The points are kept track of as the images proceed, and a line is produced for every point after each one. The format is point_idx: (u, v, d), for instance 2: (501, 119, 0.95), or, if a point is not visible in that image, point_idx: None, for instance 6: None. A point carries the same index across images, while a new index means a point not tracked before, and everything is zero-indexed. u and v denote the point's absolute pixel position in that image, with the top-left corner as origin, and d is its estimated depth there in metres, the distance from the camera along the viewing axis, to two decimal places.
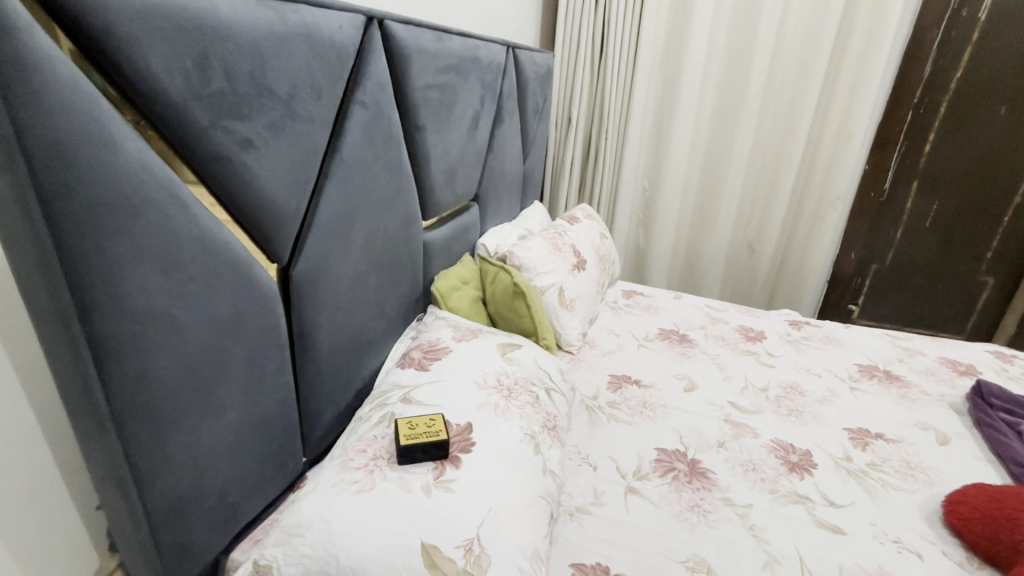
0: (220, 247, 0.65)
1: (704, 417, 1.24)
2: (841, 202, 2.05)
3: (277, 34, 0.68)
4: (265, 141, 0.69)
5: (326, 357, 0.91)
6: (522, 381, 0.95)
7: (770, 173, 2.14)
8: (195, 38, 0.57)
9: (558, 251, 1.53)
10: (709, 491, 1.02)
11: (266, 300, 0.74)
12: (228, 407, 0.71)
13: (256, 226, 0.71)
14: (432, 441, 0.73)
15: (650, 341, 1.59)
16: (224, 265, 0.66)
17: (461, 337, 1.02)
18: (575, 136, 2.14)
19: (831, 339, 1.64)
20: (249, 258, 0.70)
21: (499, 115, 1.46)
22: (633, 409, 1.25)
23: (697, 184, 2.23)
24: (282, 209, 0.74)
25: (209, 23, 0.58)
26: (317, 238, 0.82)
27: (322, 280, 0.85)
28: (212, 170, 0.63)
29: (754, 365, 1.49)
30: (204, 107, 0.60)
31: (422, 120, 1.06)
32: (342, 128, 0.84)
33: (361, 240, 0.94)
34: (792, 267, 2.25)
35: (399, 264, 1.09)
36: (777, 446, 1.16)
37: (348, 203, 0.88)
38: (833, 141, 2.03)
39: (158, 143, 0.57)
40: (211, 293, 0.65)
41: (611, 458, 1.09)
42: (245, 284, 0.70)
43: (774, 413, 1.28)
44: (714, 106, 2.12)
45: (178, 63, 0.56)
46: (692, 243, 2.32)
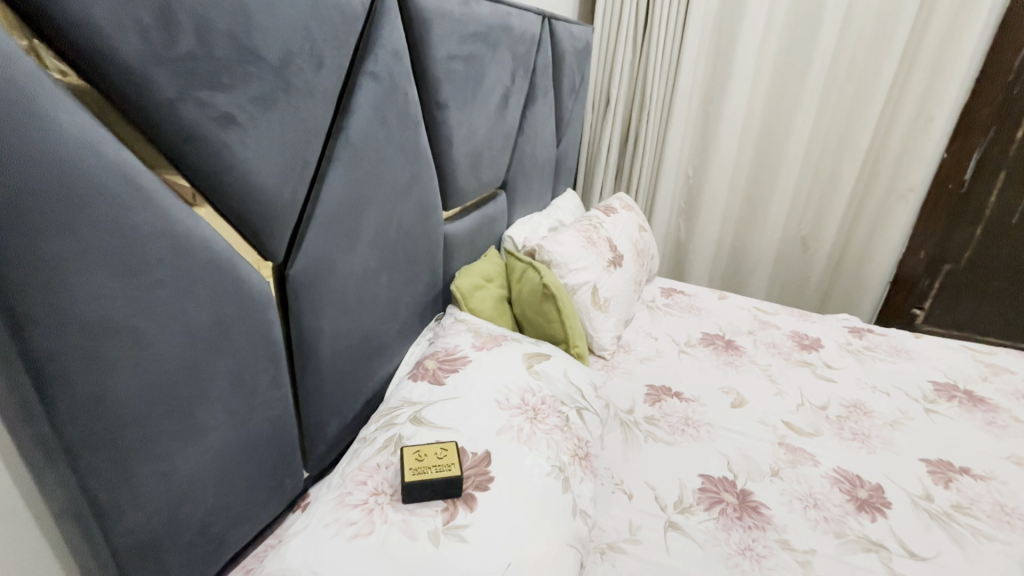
0: (195, 243, 0.54)
1: (755, 439, 1.10)
2: (915, 195, 1.84)
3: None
4: (252, 118, 0.58)
5: (330, 366, 0.81)
6: (550, 400, 0.83)
7: (831, 161, 1.94)
8: None
9: (593, 245, 1.39)
10: (764, 531, 0.88)
11: (257, 305, 0.64)
12: (211, 428, 0.61)
13: (243, 218, 0.60)
14: (444, 478, 0.62)
15: (692, 347, 1.44)
16: (203, 266, 0.56)
17: (482, 345, 0.90)
18: (614, 118, 1.97)
19: (898, 351, 1.46)
20: (234, 256, 0.60)
21: (531, 92, 1.32)
22: (674, 427, 1.12)
23: (747, 171, 2.04)
24: (275, 198, 0.63)
25: None
26: (318, 232, 0.71)
27: (325, 280, 0.75)
28: (184, 151, 0.52)
29: (811, 378, 1.33)
30: (169, 73, 0.49)
31: (445, 97, 0.93)
32: (349, 103, 0.73)
33: (371, 234, 0.83)
34: (850, 265, 2.05)
35: (415, 261, 0.98)
36: (841, 477, 1.01)
37: (356, 191, 0.76)
38: (908, 126, 1.82)
39: (111, 118, 0.47)
40: (185, 299, 0.55)
41: (649, 486, 0.96)
42: (230, 286, 0.60)
43: (836, 437, 1.13)
44: (771, 85, 1.91)
45: (134, 16, 0.45)
46: (738, 237, 2.13)
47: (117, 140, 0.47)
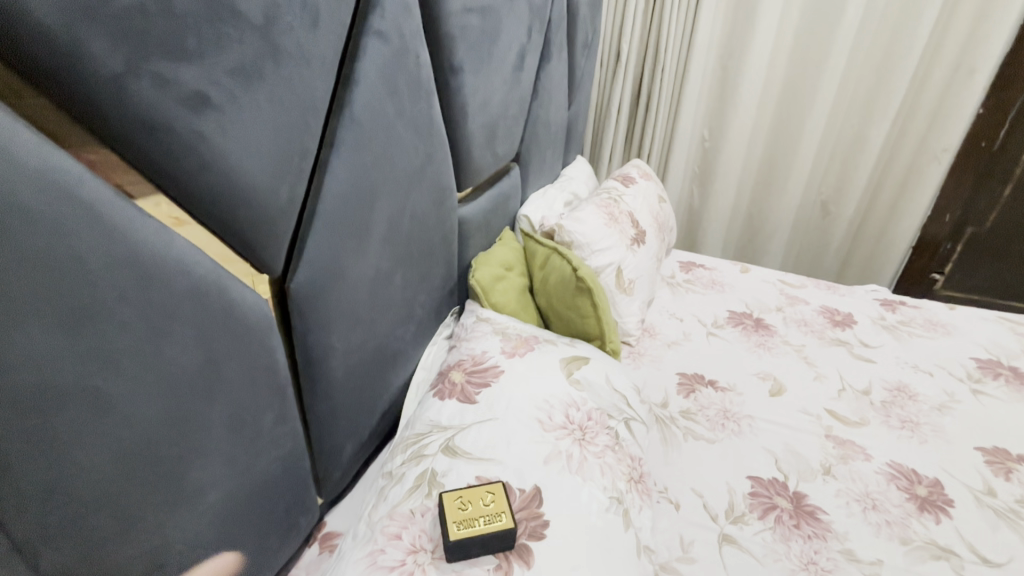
0: (168, 267, 0.41)
1: (800, 432, 1.03)
2: (949, 155, 1.73)
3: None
4: (234, 99, 0.44)
5: (342, 385, 0.70)
6: (596, 413, 0.73)
7: (858, 120, 1.81)
8: None
9: (615, 221, 1.27)
10: (825, 541, 0.82)
11: (254, 332, 0.52)
12: (208, 486, 0.50)
13: (231, 229, 0.47)
14: (495, 532, 0.53)
15: (720, 328, 1.35)
16: (182, 293, 0.43)
17: (512, 350, 0.79)
18: (625, 76, 1.80)
19: (934, 325, 1.38)
20: (222, 276, 0.47)
21: (546, 50, 1.17)
22: (713, 421, 1.04)
23: (767, 132, 1.91)
24: (267, 198, 0.50)
25: None
26: (322, 235, 0.58)
27: (332, 290, 0.62)
28: (141, 147, 0.38)
29: (848, 359, 1.25)
30: (107, 36, 0.35)
31: (459, 59, 0.78)
32: (352, 71, 0.58)
33: (382, 229, 0.70)
34: (872, 231, 1.96)
35: (430, 254, 0.85)
36: (897, 473, 0.94)
37: (364, 181, 0.63)
38: (944, 81, 1.69)
39: (40, 109, 0.34)
40: (161, 339, 0.42)
41: (696, 492, 0.88)
42: (218, 315, 0.47)
43: (884, 426, 1.06)
44: (797, 36, 1.75)
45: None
46: (756, 203, 2.01)
47: (44, 136, 0.34)
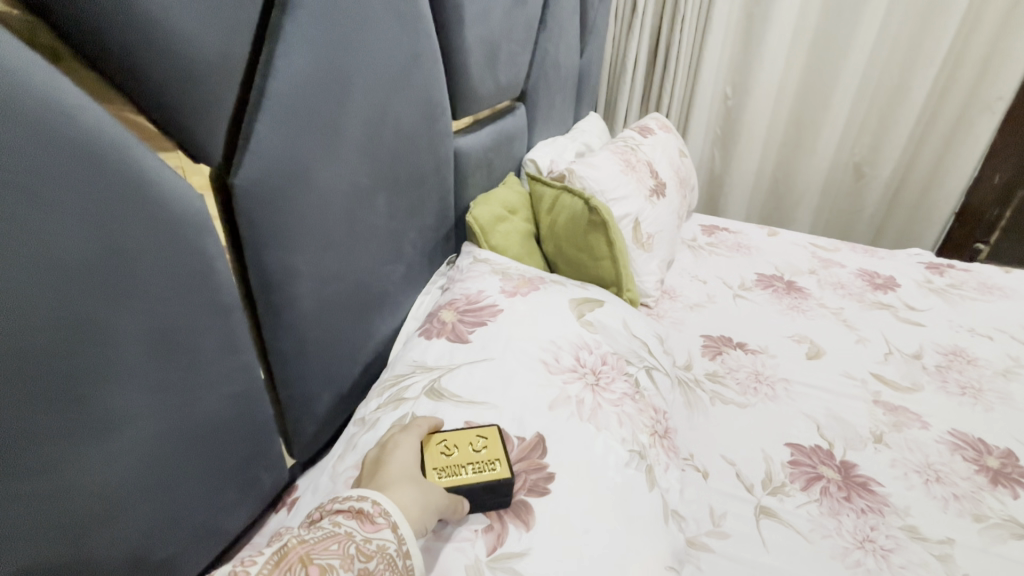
0: (35, 107, 0.31)
1: (844, 398, 0.90)
2: (1003, 105, 1.57)
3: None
4: None
5: (312, 322, 0.59)
6: (613, 358, 0.61)
7: (898, 71, 1.66)
8: None
9: (632, 169, 1.15)
10: (882, 515, 0.70)
11: (182, 229, 0.41)
12: (124, 421, 0.40)
13: (140, 82, 0.37)
14: (485, 483, 0.43)
15: (748, 290, 1.22)
16: (63, 150, 0.32)
17: (513, 290, 0.68)
18: (641, 27, 1.67)
19: (989, 288, 1.24)
20: (133, 143, 0.36)
21: None
22: (743, 385, 0.92)
23: (796, 88, 1.76)
24: (188, 51, 0.39)
25: None
26: (274, 120, 0.47)
27: (291, 197, 0.51)
28: None
29: (893, 323, 1.12)
30: None
31: None
32: None
33: (355, 132, 0.58)
34: (911, 196, 1.80)
35: (420, 182, 0.74)
36: (961, 442, 0.82)
37: (329, 64, 0.51)
38: (997, 24, 1.54)
39: None
40: (31, 207, 0.32)
41: (727, 460, 0.77)
42: (126, 193, 0.36)
43: (941, 392, 0.93)
44: None
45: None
46: (783, 166, 1.87)
47: None
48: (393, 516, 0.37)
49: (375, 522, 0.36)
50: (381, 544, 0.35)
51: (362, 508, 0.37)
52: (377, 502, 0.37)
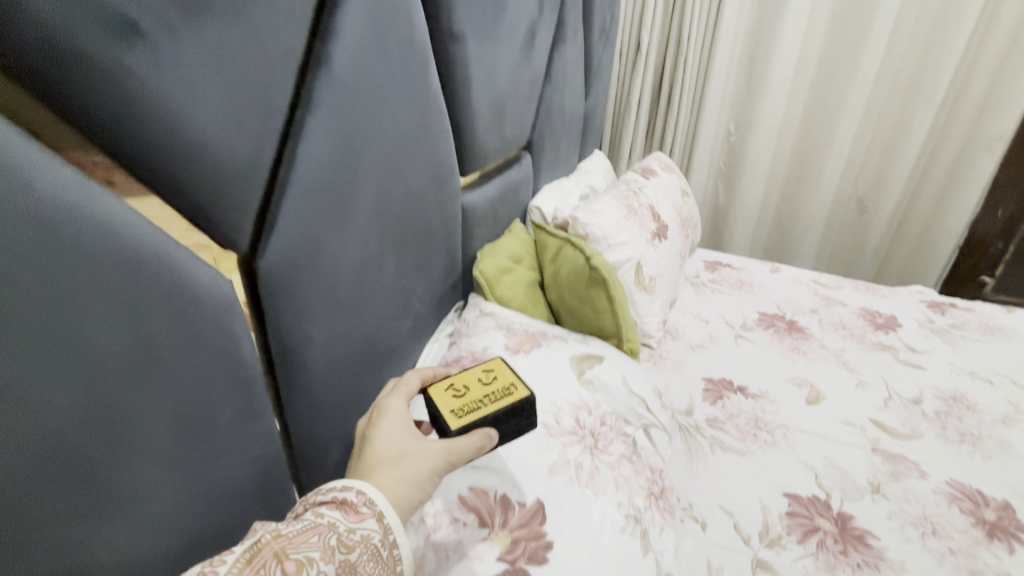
0: (82, 228, 0.34)
1: (843, 445, 0.92)
2: (1003, 144, 1.60)
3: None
4: (177, 36, 0.36)
5: (324, 383, 0.63)
6: (611, 418, 0.64)
7: (898, 110, 1.69)
8: None
9: (634, 214, 1.18)
10: (877, 571, 0.71)
11: (203, 316, 0.45)
12: (146, 494, 0.43)
13: (179, 191, 0.41)
14: (504, 409, 0.52)
15: (750, 330, 1.24)
16: (104, 261, 0.36)
17: (517, 347, 0.71)
18: (645, 67, 1.72)
19: (990, 329, 1.25)
20: (167, 246, 0.40)
21: (559, 30, 1.09)
22: (743, 431, 0.94)
23: (798, 125, 1.80)
24: (224, 159, 0.43)
25: None
26: (298, 208, 0.51)
27: (310, 273, 0.55)
28: (53, 81, 0.32)
29: (894, 365, 1.13)
30: None
31: (461, 24, 0.70)
32: (331, 23, 0.50)
33: (372, 207, 0.62)
34: (914, 230, 1.82)
35: (429, 240, 0.77)
36: (959, 493, 0.83)
37: (348, 150, 0.55)
38: (995, 65, 1.57)
39: None
40: (74, 314, 0.35)
41: (725, 510, 0.79)
42: (155, 291, 0.40)
43: (941, 439, 0.94)
44: (830, 22, 1.65)
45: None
46: (786, 200, 1.90)
47: None
48: (379, 506, 0.43)
49: (359, 512, 0.42)
50: (365, 534, 0.41)
51: (347, 498, 0.42)
52: (362, 493, 0.43)
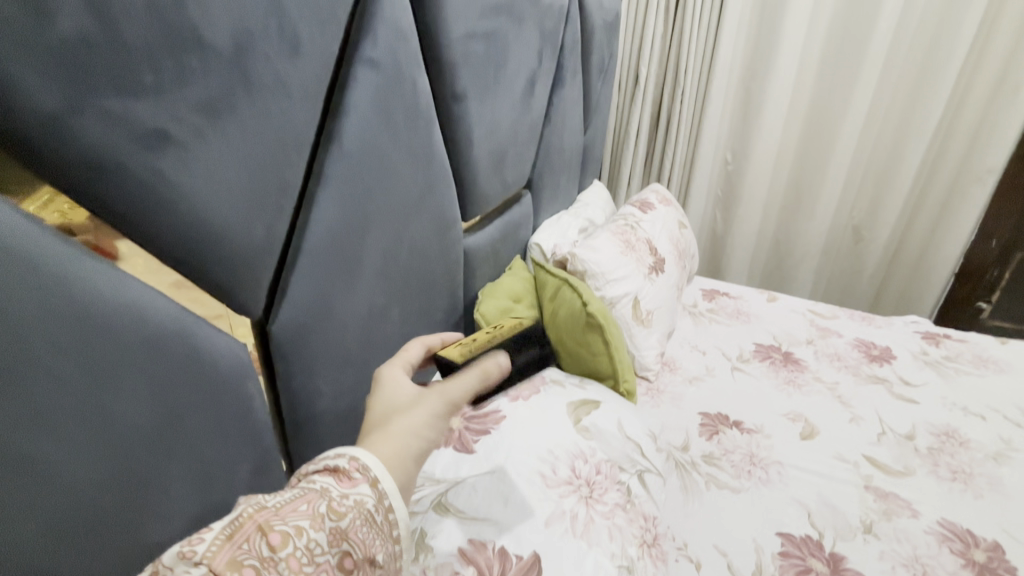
0: (117, 316, 0.38)
1: (836, 482, 0.94)
2: (993, 177, 1.63)
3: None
4: (202, 136, 0.41)
5: (331, 431, 0.65)
6: (606, 466, 0.66)
7: (891, 142, 1.73)
8: None
9: (631, 249, 1.21)
10: None
11: (223, 382, 0.48)
12: None
13: (204, 272, 0.44)
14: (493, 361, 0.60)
15: (748, 363, 1.26)
16: (138, 345, 0.40)
17: (515, 393, 0.72)
18: (643, 99, 1.76)
19: (984, 362, 1.27)
20: (192, 323, 0.44)
21: (558, 74, 1.13)
22: (738, 467, 0.96)
23: (793, 155, 1.84)
24: (243, 240, 0.47)
25: None
26: (307, 274, 0.54)
27: (319, 332, 0.58)
28: (96, 190, 0.36)
29: (888, 399, 1.15)
30: (45, 70, 0.32)
31: (463, 86, 0.73)
32: (341, 103, 0.54)
33: (378, 264, 0.65)
34: (910, 257, 1.85)
35: (432, 287, 0.80)
36: (949, 534, 0.85)
37: (356, 216, 0.59)
38: (984, 100, 1.60)
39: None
40: (110, 395, 0.38)
41: (719, 550, 0.81)
42: (181, 365, 0.43)
43: (933, 476, 0.96)
44: (824, 58, 1.69)
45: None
46: (783, 227, 1.93)
47: None
48: (373, 472, 0.44)
49: (352, 478, 0.43)
50: (359, 499, 0.42)
51: (339, 465, 0.43)
52: (354, 459, 0.44)
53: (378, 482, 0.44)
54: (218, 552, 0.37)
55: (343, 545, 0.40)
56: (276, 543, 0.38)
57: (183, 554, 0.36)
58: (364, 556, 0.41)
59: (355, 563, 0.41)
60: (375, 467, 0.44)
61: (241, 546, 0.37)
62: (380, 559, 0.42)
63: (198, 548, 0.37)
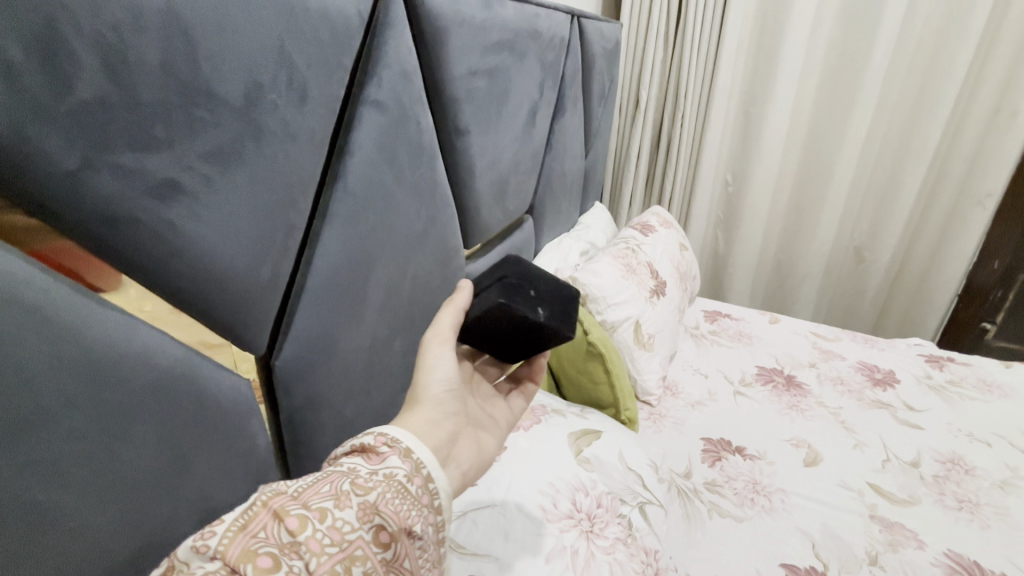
0: (125, 361, 0.39)
1: (840, 511, 0.93)
2: (995, 200, 1.63)
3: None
4: (209, 184, 0.42)
5: None
6: (607, 499, 0.66)
7: (891, 164, 1.74)
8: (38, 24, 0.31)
9: (632, 272, 1.22)
10: None
11: (229, 419, 0.49)
12: None
13: (210, 312, 0.45)
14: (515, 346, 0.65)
15: (749, 387, 1.25)
16: (145, 388, 0.40)
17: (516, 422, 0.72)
18: (644, 122, 1.78)
19: (988, 387, 1.26)
20: (196, 364, 0.45)
21: (560, 102, 1.14)
22: (741, 496, 0.95)
23: (794, 176, 1.85)
24: (248, 281, 0.48)
25: None
26: (310, 310, 0.55)
27: (322, 366, 0.58)
28: (105, 241, 0.37)
29: (893, 425, 1.14)
30: (61, 131, 0.33)
31: (466, 121, 0.75)
32: (346, 144, 0.56)
33: (381, 297, 0.66)
34: (912, 278, 1.85)
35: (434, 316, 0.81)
36: (956, 566, 0.84)
37: (359, 251, 0.60)
38: (983, 124, 1.61)
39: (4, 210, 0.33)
40: (117, 440, 0.39)
41: None
42: (186, 406, 0.44)
43: (938, 506, 0.95)
44: (822, 82, 1.72)
45: (8, 33, 0.30)
46: (785, 248, 1.93)
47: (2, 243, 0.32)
48: (402, 445, 0.47)
49: (379, 454, 0.45)
50: (388, 472, 0.44)
51: (365, 443, 0.46)
52: (381, 436, 0.47)
53: (410, 452, 0.47)
54: (232, 542, 0.36)
55: (375, 517, 0.41)
56: (295, 526, 0.37)
57: (196, 549, 0.35)
58: (398, 525, 0.42)
59: (390, 534, 0.41)
60: (402, 441, 0.47)
61: (258, 534, 0.37)
62: (416, 529, 0.43)
63: (212, 541, 0.35)
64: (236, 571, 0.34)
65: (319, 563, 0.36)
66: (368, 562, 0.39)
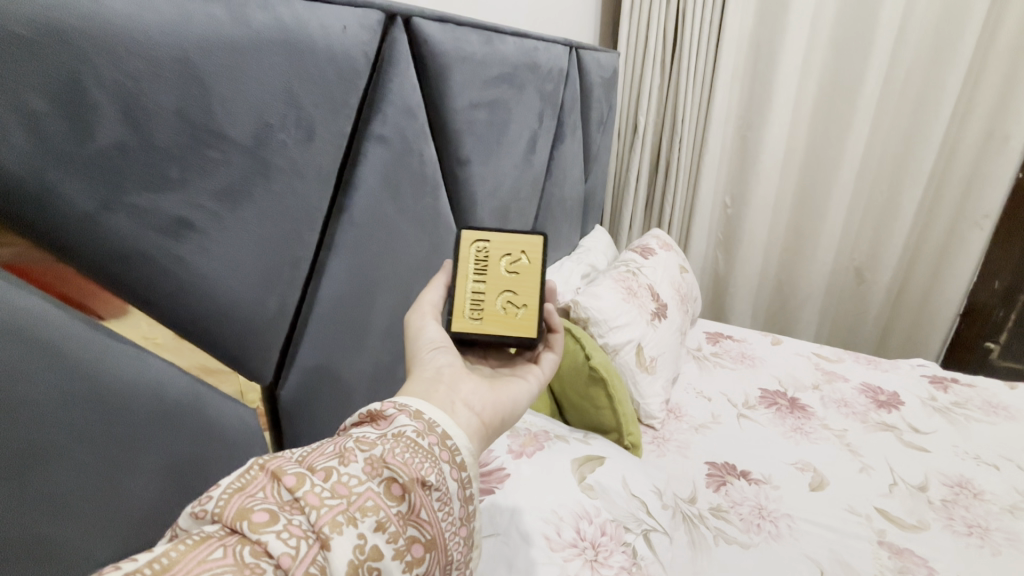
0: (135, 394, 0.39)
1: (848, 537, 0.92)
2: (991, 222, 1.63)
3: (221, 38, 0.42)
4: (218, 222, 0.43)
5: None
6: (611, 527, 0.66)
7: (887, 186, 1.76)
8: (62, 79, 0.33)
9: (633, 295, 1.22)
10: None
11: (233, 450, 0.49)
12: None
13: (217, 342, 0.46)
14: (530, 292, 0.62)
15: (753, 409, 1.25)
16: (152, 419, 0.41)
17: (520, 449, 0.72)
18: (642, 146, 1.82)
19: (994, 409, 1.26)
20: (201, 395, 0.45)
21: (559, 129, 1.17)
22: (747, 521, 0.94)
23: (791, 198, 1.88)
24: (255, 313, 0.49)
25: (87, 47, 0.34)
26: (315, 340, 0.56)
27: (325, 393, 0.59)
28: (119, 277, 0.38)
29: (898, 448, 1.13)
30: (81, 175, 0.35)
31: (467, 151, 0.77)
32: (351, 178, 0.57)
33: (384, 324, 0.66)
34: (914, 298, 1.85)
35: None
36: None
37: (363, 281, 0.61)
38: (977, 147, 1.64)
39: (29, 252, 0.34)
40: (124, 471, 0.39)
41: None
42: (191, 435, 0.44)
43: (947, 531, 0.94)
44: (816, 107, 1.76)
45: (32, 88, 0.32)
46: (785, 268, 1.95)
47: (24, 283, 0.34)
48: (411, 407, 0.44)
49: (387, 417, 0.43)
50: (398, 429, 0.42)
51: (371, 410, 0.44)
52: (389, 401, 0.44)
53: (421, 414, 0.44)
54: (229, 502, 0.34)
55: (384, 471, 0.39)
56: (292, 483, 0.36)
57: (196, 515, 0.34)
58: (411, 477, 0.39)
59: (402, 487, 0.39)
60: (412, 405, 0.45)
61: (255, 494, 0.35)
62: (432, 480, 0.40)
63: (208, 505, 0.34)
64: (233, 529, 0.33)
65: (320, 515, 0.34)
66: (380, 514, 0.37)
